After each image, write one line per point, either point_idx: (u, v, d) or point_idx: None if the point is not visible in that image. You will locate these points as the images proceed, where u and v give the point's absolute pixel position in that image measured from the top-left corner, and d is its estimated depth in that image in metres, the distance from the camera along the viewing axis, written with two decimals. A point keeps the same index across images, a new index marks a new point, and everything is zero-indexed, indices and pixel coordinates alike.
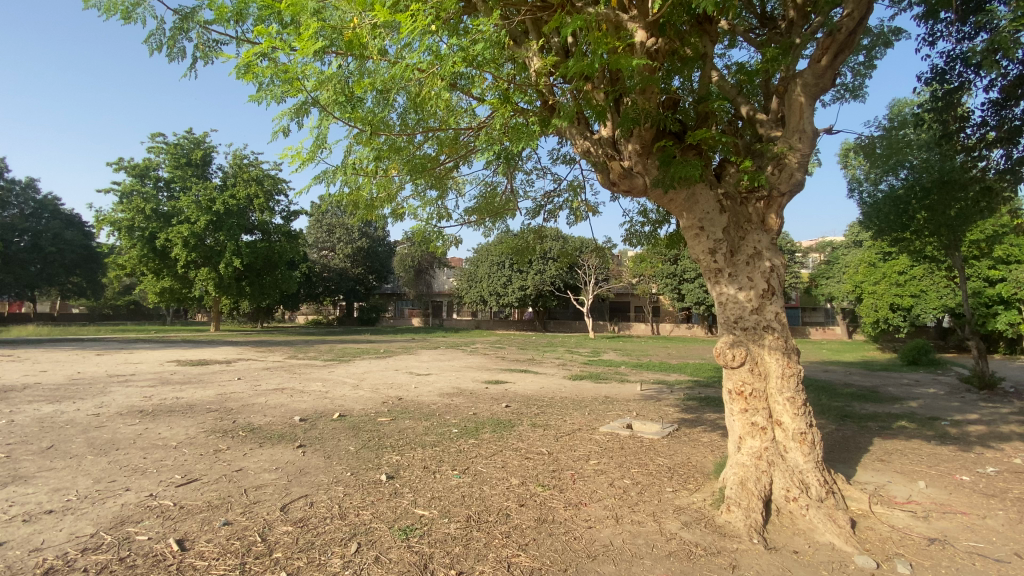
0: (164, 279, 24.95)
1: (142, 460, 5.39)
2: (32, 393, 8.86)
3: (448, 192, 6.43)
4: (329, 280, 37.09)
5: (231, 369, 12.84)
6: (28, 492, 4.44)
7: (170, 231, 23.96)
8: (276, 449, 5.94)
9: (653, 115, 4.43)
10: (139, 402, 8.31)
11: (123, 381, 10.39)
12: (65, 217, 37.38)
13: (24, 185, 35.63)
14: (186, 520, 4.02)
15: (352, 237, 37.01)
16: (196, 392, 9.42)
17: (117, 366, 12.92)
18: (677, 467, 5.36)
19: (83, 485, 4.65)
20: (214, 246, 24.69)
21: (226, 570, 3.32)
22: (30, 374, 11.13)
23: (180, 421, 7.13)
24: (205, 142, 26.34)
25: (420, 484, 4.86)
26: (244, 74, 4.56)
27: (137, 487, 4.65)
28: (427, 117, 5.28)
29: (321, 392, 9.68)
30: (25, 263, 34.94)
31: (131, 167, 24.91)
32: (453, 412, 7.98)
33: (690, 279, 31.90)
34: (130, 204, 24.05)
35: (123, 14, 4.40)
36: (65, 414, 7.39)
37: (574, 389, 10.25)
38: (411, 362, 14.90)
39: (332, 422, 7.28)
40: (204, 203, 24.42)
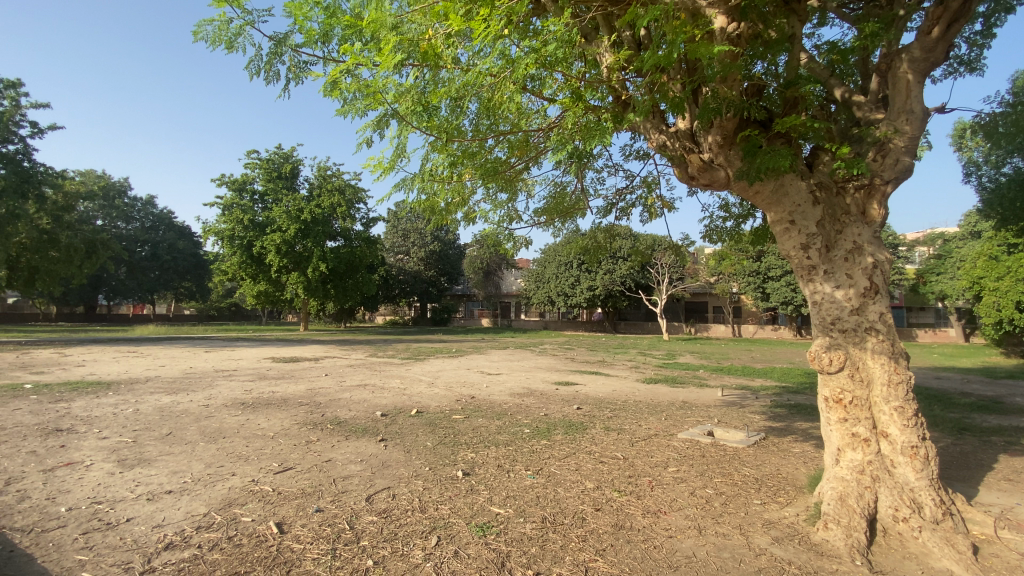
0: (260, 283, 27.10)
1: (246, 448, 5.92)
2: (154, 385, 10.03)
3: (518, 195, 6.48)
4: (405, 282, 38.71)
5: (318, 366, 13.76)
6: (152, 473, 5.01)
7: (265, 239, 26.12)
8: (360, 442, 6.28)
9: (737, 103, 4.18)
10: (241, 395, 9.14)
11: (228, 376, 11.48)
12: (178, 228, 42.10)
13: (144, 202, 40.70)
14: (284, 505, 4.35)
15: (425, 241, 38.43)
16: (288, 387, 10.17)
17: (222, 362, 14.32)
18: (764, 479, 5.03)
19: (197, 469, 5.18)
20: (303, 252, 26.67)
21: (320, 554, 3.55)
22: (152, 369, 12.61)
23: (277, 413, 7.75)
24: (293, 156, 28.46)
25: (495, 482, 4.93)
26: (330, 91, 4.84)
27: (241, 472, 5.11)
28: (499, 120, 5.33)
29: (400, 389, 10.12)
30: (146, 270, 39.72)
31: (230, 182, 27.36)
32: (525, 412, 8.01)
33: (775, 277, 29.89)
34: (231, 215, 26.43)
35: (227, 44, 4.77)
36: (181, 404, 8.29)
37: (649, 392, 9.93)
38: (483, 362, 15.18)
39: (410, 417, 7.59)
40: (293, 213, 26.41)
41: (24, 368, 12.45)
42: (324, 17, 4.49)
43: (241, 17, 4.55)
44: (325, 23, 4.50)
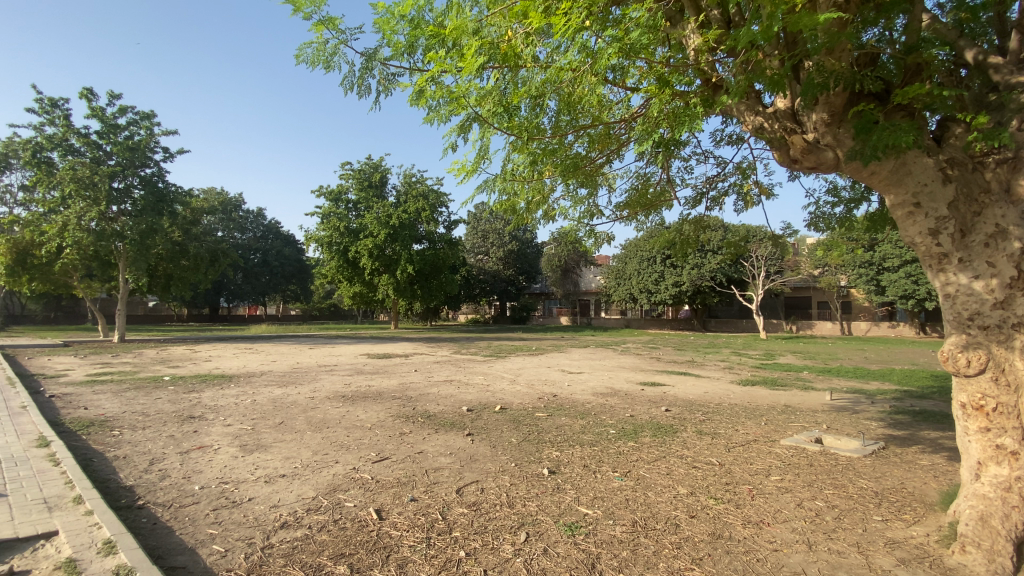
0: (355, 285, 29.02)
1: (347, 438, 6.37)
2: (267, 379, 11.11)
3: (598, 190, 6.36)
4: (485, 282, 39.58)
5: (409, 362, 14.51)
6: (268, 458, 5.55)
7: (359, 244, 27.95)
8: (449, 436, 6.51)
9: (847, 75, 3.78)
10: (340, 388, 9.87)
11: (329, 370, 12.45)
12: (284, 236, 46.36)
13: (256, 214, 45.30)
14: (382, 493, 4.62)
15: (503, 240, 39.00)
16: (382, 381, 10.82)
17: (324, 358, 15.53)
18: (885, 493, 4.51)
19: (306, 456, 5.66)
20: (393, 255, 28.22)
21: (415, 541, 3.72)
22: (265, 364, 13.98)
23: (373, 406, 8.26)
24: (382, 166, 30.18)
25: (582, 482, 4.87)
26: (417, 100, 5.03)
27: (343, 460, 5.50)
28: (580, 114, 5.25)
29: (484, 385, 10.36)
30: (258, 275, 44.16)
31: (327, 193, 29.56)
32: (610, 412, 7.85)
33: (892, 268, 26.80)
34: (329, 223, 28.57)
35: (325, 63, 5.12)
36: (290, 396, 9.10)
37: (744, 395, 9.31)
38: (565, 360, 15.12)
39: (495, 413, 7.74)
40: (383, 219, 27.95)
41: (164, 362, 14.34)
42: (410, 29, 4.69)
43: (337, 37, 4.88)
44: (412, 34, 4.69)
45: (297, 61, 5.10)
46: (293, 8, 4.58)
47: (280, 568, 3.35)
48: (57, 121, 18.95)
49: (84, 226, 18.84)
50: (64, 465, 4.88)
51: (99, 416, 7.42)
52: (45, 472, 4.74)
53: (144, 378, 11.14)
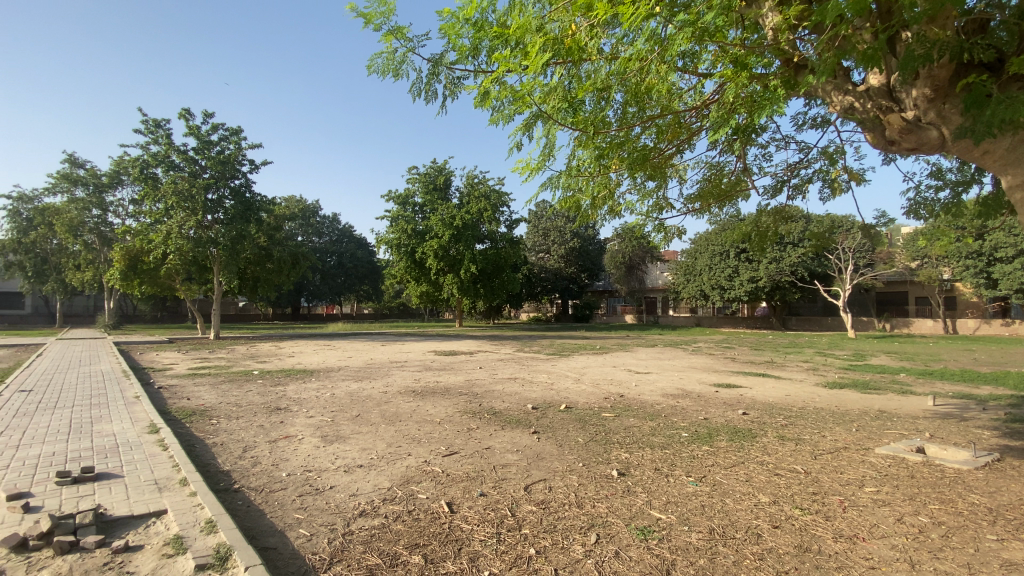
0: (422, 285, 29.93)
1: (418, 432, 6.59)
2: (343, 374, 11.75)
3: (668, 182, 6.14)
4: (547, 280, 39.49)
5: (474, 359, 14.81)
6: (346, 448, 5.87)
7: (425, 246, 28.80)
8: (515, 433, 6.56)
9: (953, 45, 3.38)
10: (410, 384, 10.24)
11: (400, 366, 12.96)
12: (356, 240, 48.81)
13: (331, 219, 48.06)
14: (453, 486, 4.74)
15: (565, 238, 38.69)
16: (449, 377, 11.11)
17: (394, 355, 16.19)
18: (1003, 510, 4.01)
19: (381, 447, 5.92)
20: (457, 255, 28.89)
21: (486, 536, 3.78)
22: (342, 360, 14.80)
23: (441, 401, 8.50)
24: (446, 168, 30.96)
25: (654, 485, 4.72)
26: (482, 101, 5.09)
27: (415, 453, 5.70)
28: (647, 105, 5.07)
29: (549, 384, 10.33)
30: (334, 276, 46.78)
31: (395, 197, 30.71)
32: (681, 414, 7.56)
33: (1007, 258, 23.81)
34: (397, 226, 29.67)
35: (394, 72, 5.30)
36: (365, 390, 9.58)
37: (830, 399, 8.63)
38: (632, 360, 14.77)
39: (560, 412, 7.70)
40: (447, 221, 28.59)
41: (253, 357, 15.58)
42: (474, 32, 4.75)
43: (405, 46, 5.04)
44: (476, 37, 4.74)
45: (368, 72, 5.28)
46: (365, 21, 4.79)
47: (359, 554, 3.52)
48: (160, 140, 21.07)
49: (184, 234, 20.81)
50: (171, 450, 5.42)
51: (199, 406, 8.18)
52: (156, 456, 5.29)
53: (236, 372, 12.17)
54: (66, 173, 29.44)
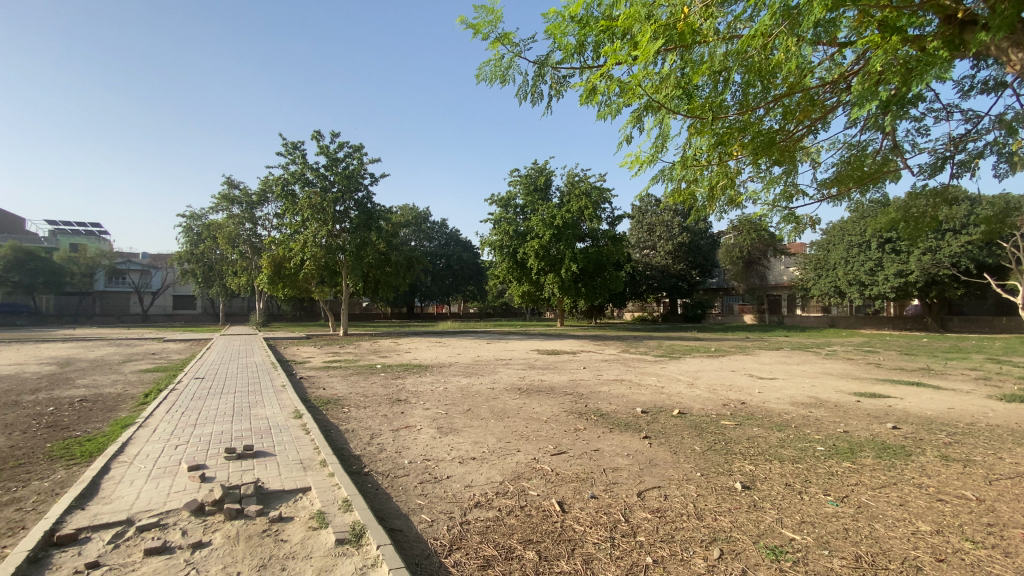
0: (524, 284, 30.36)
1: (526, 429, 6.69)
2: (454, 370, 12.31)
3: (797, 166, 5.57)
4: (653, 278, 37.92)
5: (577, 359, 14.66)
6: (460, 441, 6.15)
7: (526, 246, 29.12)
8: (624, 436, 6.39)
9: None
10: (517, 381, 10.44)
11: (506, 364, 13.25)
12: (463, 242, 50.98)
13: (440, 224, 50.75)
14: (563, 486, 4.73)
15: (672, 233, 36.92)
16: (554, 376, 11.15)
17: (500, 353, 16.61)
18: None
19: (492, 442, 6.11)
20: (558, 255, 28.88)
21: (599, 539, 3.71)
22: (452, 356, 15.53)
23: (548, 400, 8.54)
24: (546, 168, 31.10)
25: (785, 502, 4.30)
26: (588, 98, 5.03)
27: (525, 450, 5.79)
28: (773, 84, 4.65)
29: (658, 387, 9.88)
30: (442, 278, 49.39)
31: (498, 200, 31.41)
32: (815, 426, 6.80)
33: None
34: (500, 228, 30.29)
35: (501, 78, 5.41)
36: (475, 386, 9.95)
37: (1009, 414, 7.20)
38: (752, 363, 13.61)
39: (672, 417, 7.34)
40: (549, 221, 28.60)
41: (376, 353, 16.95)
42: (579, 28, 4.68)
43: (511, 51, 5.12)
44: (582, 33, 4.69)
45: (476, 79, 5.45)
46: (474, 31, 4.94)
47: (476, 544, 3.65)
48: (297, 160, 23.82)
49: (317, 243, 23.29)
50: (312, 434, 6.11)
51: (333, 396, 9.11)
52: (300, 438, 6.00)
53: (362, 366, 13.33)
54: (226, 194, 34.51)
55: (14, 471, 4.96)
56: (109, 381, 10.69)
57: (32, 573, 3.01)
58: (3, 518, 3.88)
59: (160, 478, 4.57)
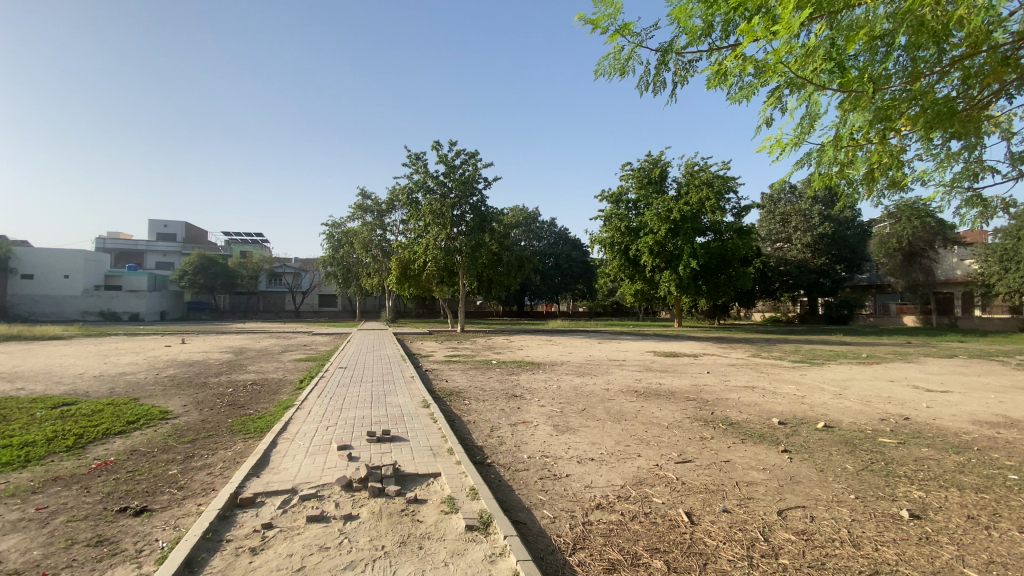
0: (637, 282, 29.27)
1: (646, 433, 6.44)
2: (568, 369, 12.28)
3: (984, 138, 4.67)
4: (787, 274, 34.33)
5: (699, 362, 13.80)
6: (578, 440, 6.11)
7: (640, 242, 28.01)
8: (759, 448, 5.85)
9: None
10: (633, 383, 10.12)
11: (621, 365, 12.87)
12: (572, 241, 50.79)
13: (549, 223, 51.02)
14: (691, 496, 4.47)
15: (811, 223, 33.25)
16: (674, 380, 10.59)
17: (614, 353, 16.19)
18: None
19: (610, 444, 5.98)
20: (674, 250, 27.34)
21: (735, 558, 3.43)
22: (564, 355, 15.54)
23: (668, 405, 8.14)
24: (661, 160, 29.77)
25: (969, 538, 3.60)
26: (719, 80, 4.71)
27: (646, 455, 5.58)
28: (951, 43, 3.95)
29: (796, 396, 8.90)
30: (552, 277, 49.67)
31: (609, 196, 30.64)
32: (1008, 450, 5.61)
33: None
34: (611, 224, 29.46)
35: (622, 70, 5.28)
36: (589, 386, 9.83)
37: None
38: (915, 373, 11.62)
39: (816, 431, 6.56)
40: (664, 215, 27.25)
41: (491, 349, 17.55)
42: (707, 9, 4.40)
43: (632, 41, 4.98)
44: (710, 14, 4.40)
45: (596, 74, 5.39)
46: (593, 27, 4.90)
47: (601, 546, 3.60)
48: (419, 170, 25.64)
49: (438, 246, 24.71)
50: (439, 423, 6.52)
51: (455, 388, 9.63)
52: (429, 426, 6.44)
53: (479, 361, 13.88)
54: (360, 204, 38.35)
55: (206, 441, 6.01)
56: (272, 368, 12.49)
57: (223, 527, 3.59)
58: (200, 479, 4.71)
59: (316, 455, 5.21)
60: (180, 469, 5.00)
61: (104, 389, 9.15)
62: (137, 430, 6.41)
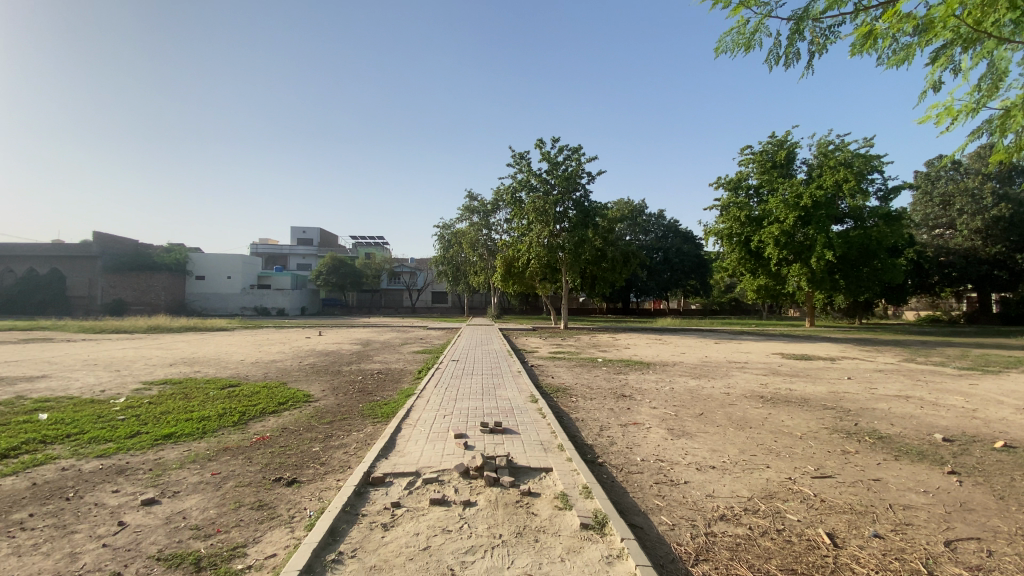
0: (760, 278, 27.22)
1: (774, 443, 5.88)
2: (682, 370, 11.62)
3: None
4: (950, 266, 29.18)
5: (837, 367, 12.25)
6: (696, 446, 5.76)
7: (763, 233, 25.54)
8: (917, 467, 5.05)
9: None
10: (756, 388, 9.30)
11: (742, 368, 11.89)
12: (683, 233, 48.18)
13: (657, 216, 48.78)
14: (832, 516, 3.99)
15: (982, 204, 27.84)
16: (806, 386, 9.53)
17: (734, 354, 15.01)
18: None
19: (733, 452, 5.55)
20: (805, 241, 24.42)
21: None
22: (678, 355, 14.76)
23: (800, 413, 7.35)
24: (788, 141, 27.09)
25: None
26: (866, 44, 4.16)
27: (776, 466, 5.09)
28: None
29: (965, 409, 7.52)
30: (661, 272, 47.47)
31: (727, 182, 28.39)
32: None
33: None
34: (728, 214, 27.19)
35: (747, 45, 4.87)
36: (706, 389, 9.22)
37: None
38: None
39: (996, 452, 5.47)
40: (792, 200, 24.56)
41: (597, 347, 17.24)
42: None
43: (759, 12, 4.56)
44: None
45: (717, 51, 5.05)
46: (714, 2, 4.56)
47: (726, 560, 3.35)
48: (523, 169, 25.97)
49: (541, 243, 24.86)
50: (549, 418, 6.55)
51: (562, 385, 9.63)
52: (539, 421, 6.50)
53: (586, 359, 13.73)
54: (468, 205, 39.96)
55: (341, 423, 6.68)
56: (394, 359, 13.58)
57: (359, 502, 3.95)
58: (338, 457, 5.24)
59: (435, 441, 5.53)
60: (322, 446, 5.62)
61: (260, 374, 10.61)
62: (286, 410, 7.35)
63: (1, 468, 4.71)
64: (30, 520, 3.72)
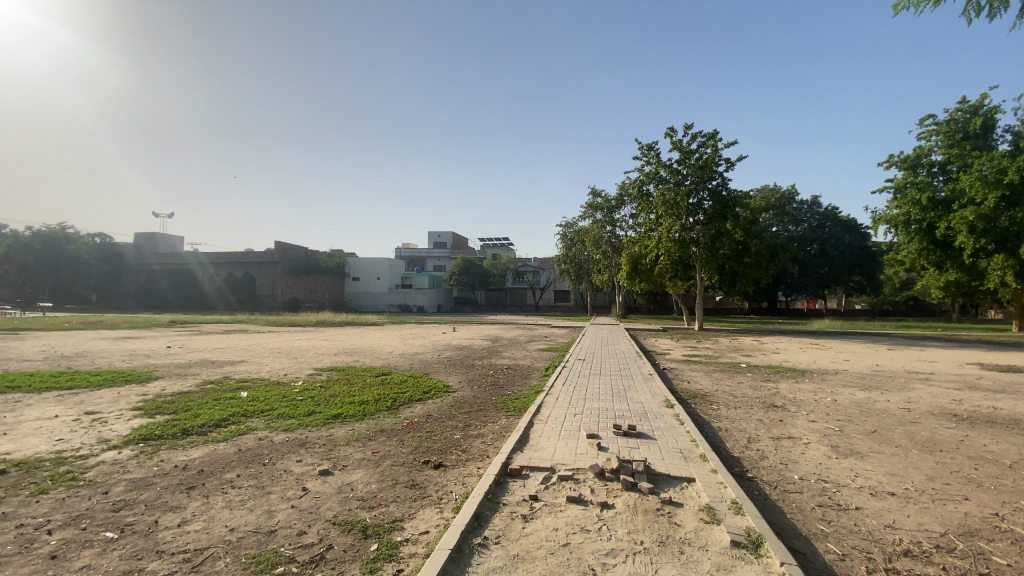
0: (948, 272, 22.84)
1: (975, 471, 4.86)
2: (846, 379, 10.16)
3: None
4: None
5: None
6: (868, 468, 4.99)
7: (952, 218, 21.24)
8: None
9: None
10: (947, 404, 7.76)
11: (927, 380, 10.00)
12: (844, 222, 42.06)
13: (809, 204, 43.19)
14: None
15: None
16: (1019, 404, 7.71)
17: (914, 364, 12.72)
18: None
19: (918, 478, 4.70)
20: (1012, 226, 19.70)
21: None
22: (839, 362, 12.96)
23: (1012, 437, 5.97)
24: (985, 105, 22.20)
25: None
26: None
27: (980, 500, 4.19)
28: None
29: None
30: (815, 267, 42.00)
31: (901, 161, 24.24)
32: None
33: None
34: (904, 197, 23.06)
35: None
36: (878, 402, 7.94)
37: None
38: None
39: None
40: (992, 176, 19.74)
41: (739, 351, 15.87)
42: None
43: None
44: None
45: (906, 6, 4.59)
46: None
47: None
48: (651, 161, 24.96)
49: (671, 237, 23.54)
50: (688, 426, 6.18)
51: (701, 390, 9.03)
52: (677, 427, 6.17)
53: (726, 363, 12.71)
54: (591, 203, 39.43)
55: (479, 415, 7.05)
56: (522, 355, 13.99)
57: (500, 491, 4.13)
58: (478, 446, 5.54)
59: (569, 439, 5.54)
60: (463, 435, 5.98)
61: (407, 365, 11.70)
62: (430, 398, 7.99)
63: (217, 435, 5.83)
64: (239, 479, 4.54)
